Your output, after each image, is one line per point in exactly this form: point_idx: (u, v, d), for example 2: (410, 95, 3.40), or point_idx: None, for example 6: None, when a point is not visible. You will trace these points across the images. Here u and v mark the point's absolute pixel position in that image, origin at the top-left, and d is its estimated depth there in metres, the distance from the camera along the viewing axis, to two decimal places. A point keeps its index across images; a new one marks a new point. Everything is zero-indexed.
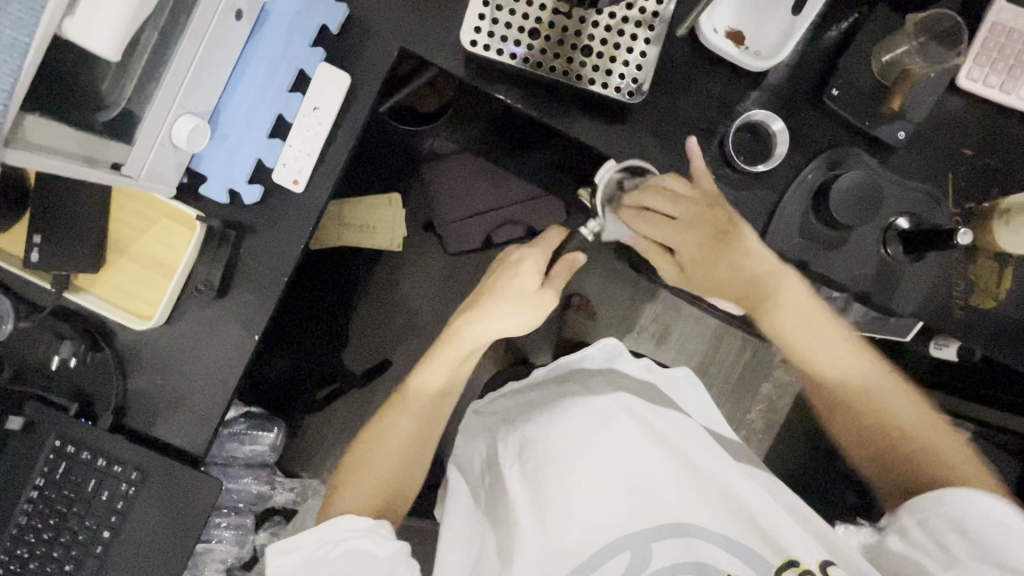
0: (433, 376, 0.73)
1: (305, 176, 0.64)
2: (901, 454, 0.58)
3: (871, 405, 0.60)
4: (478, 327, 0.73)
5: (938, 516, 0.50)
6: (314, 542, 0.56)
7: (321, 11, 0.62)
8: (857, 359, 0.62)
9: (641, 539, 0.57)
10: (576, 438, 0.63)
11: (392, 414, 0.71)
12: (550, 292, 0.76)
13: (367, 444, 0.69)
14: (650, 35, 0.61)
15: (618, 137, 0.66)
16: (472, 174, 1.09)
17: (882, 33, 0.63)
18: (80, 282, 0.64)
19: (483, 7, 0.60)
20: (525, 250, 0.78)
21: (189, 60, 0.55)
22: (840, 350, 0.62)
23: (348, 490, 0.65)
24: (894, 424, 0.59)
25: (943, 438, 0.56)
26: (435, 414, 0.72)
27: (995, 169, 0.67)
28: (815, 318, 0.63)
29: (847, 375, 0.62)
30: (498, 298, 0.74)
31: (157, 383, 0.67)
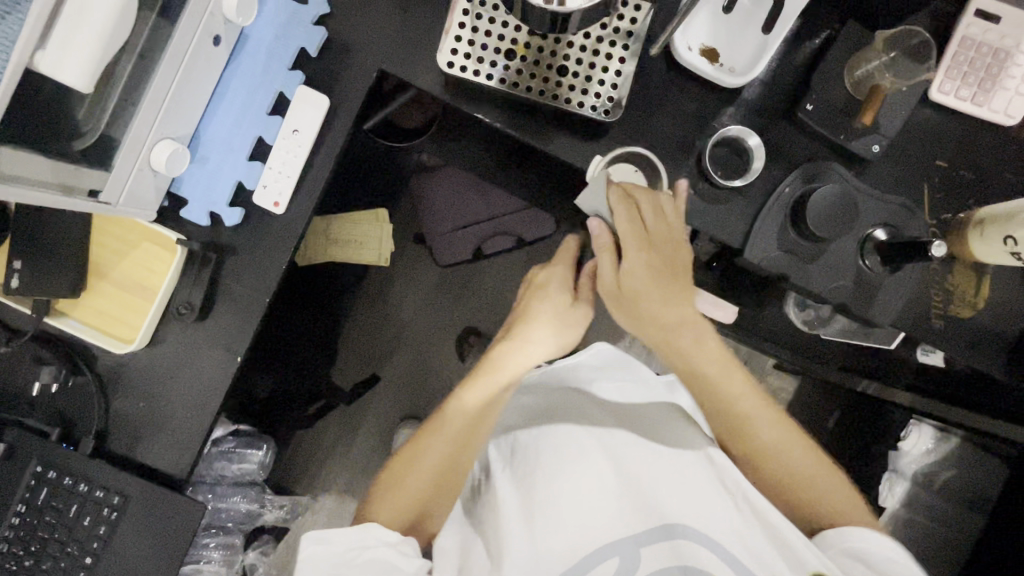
0: (469, 399, 0.65)
1: (286, 197, 0.65)
2: (793, 498, 0.61)
3: (777, 455, 0.61)
4: (519, 352, 0.68)
5: (839, 553, 0.56)
6: (342, 546, 0.55)
7: (300, 35, 0.63)
8: (767, 417, 0.62)
9: (631, 545, 0.57)
10: (571, 451, 0.66)
11: (429, 436, 0.64)
12: (586, 300, 0.71)
13: (400, 463, 0.63)
14: (625, 53, 0.62)
15: (596, 153, 0.67)
16: (461, 188, 1.08)
17: (852, 49, 0.64)
18: (61, 306, 0.64)
19: (460, 29, 0.61)
20: (549, 267, 0.73)
21: (166, 86, 0.56)
22: (742, 395, 0.62)
23: (384, 508, 0.60)
24: (790, 478, 0.60)
25: (835, 489, 0.60)
26: (477, 432, 0.65)
27: (970, 180, 0.68)
28: (733, 371, 0.62)
29: (759, 429, 0.61)
30: (538, 316, 0.70)
31: (139, 406, 0.66)
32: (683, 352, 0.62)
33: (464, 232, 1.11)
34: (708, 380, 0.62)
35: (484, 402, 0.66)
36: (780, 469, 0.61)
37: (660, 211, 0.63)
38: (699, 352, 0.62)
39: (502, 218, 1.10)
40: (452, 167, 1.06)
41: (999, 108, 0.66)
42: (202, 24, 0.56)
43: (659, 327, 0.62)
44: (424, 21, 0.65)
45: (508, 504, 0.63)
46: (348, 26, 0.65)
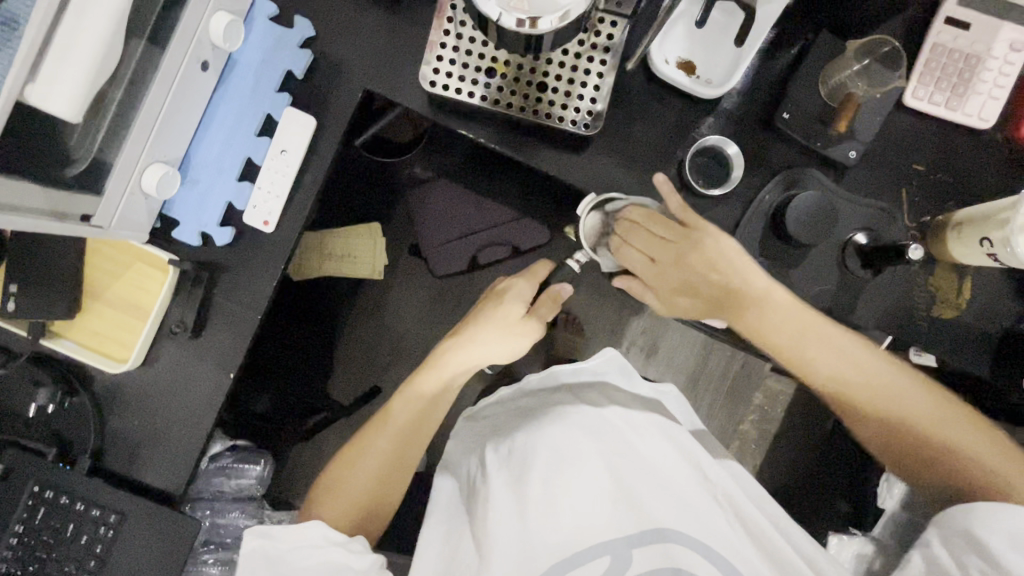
0: (412, 396, 0.74)
1: (276, 216, 0.66)
2: (927, 453, 0.59)
3: (898, 405, 0.60)
4: (463, 353, 0.76)
5: (959, 534, 0.51)
6: (290, 544, 0.60)
7: (286, 57, 0.65)
8: (887, 367, 0.61)
9: (623, 545, 0.57)
10: (569, 439, 0.63)
11: (372, 434, 0.72)
12: (533, 321, 0.78)
13: (343, 462, 0.71)
14: (603, 68, 0.63)
15: (580, 166, 0.68)
16: (452, 201, 1.10)
17: (826, 58, 0.66)
18: (56, 328, 0.65)
19: (440, 50, 0.63)
20: (513, 279, 0.82)
21: (156, 111, 0.57)
22: (845, 352, 0.62)
23: (324, 507, 0.67)
24: (908, 425, 0.59)
25: (965, 433, 0.57)
26: (413, 438, 0.73)
27: (947, 182, 0.69)
28: (812, 319, 0.62)
29: (879, 393, 0.61)
30: (483, 327, 0.77)
31: (136, 424, 0.68)
32: (765, 323, 0.64)
33: (458, 243, 1.12)
34: (791, 354, 0.64)
35: (422, 403, 0.74)
36: (911, 426, 0.59)
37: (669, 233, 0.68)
38: (788, 319, 0.63)
39: (494, 228, 1.10)
40: (446, 180, 1.09)
41: (971, 113, 0.68)
42: (189, 50, 0.58)
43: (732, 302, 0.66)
44: (407, 41, 0.66)
45: (503, 498, 0.61)
46: (334, 48, 0.67)
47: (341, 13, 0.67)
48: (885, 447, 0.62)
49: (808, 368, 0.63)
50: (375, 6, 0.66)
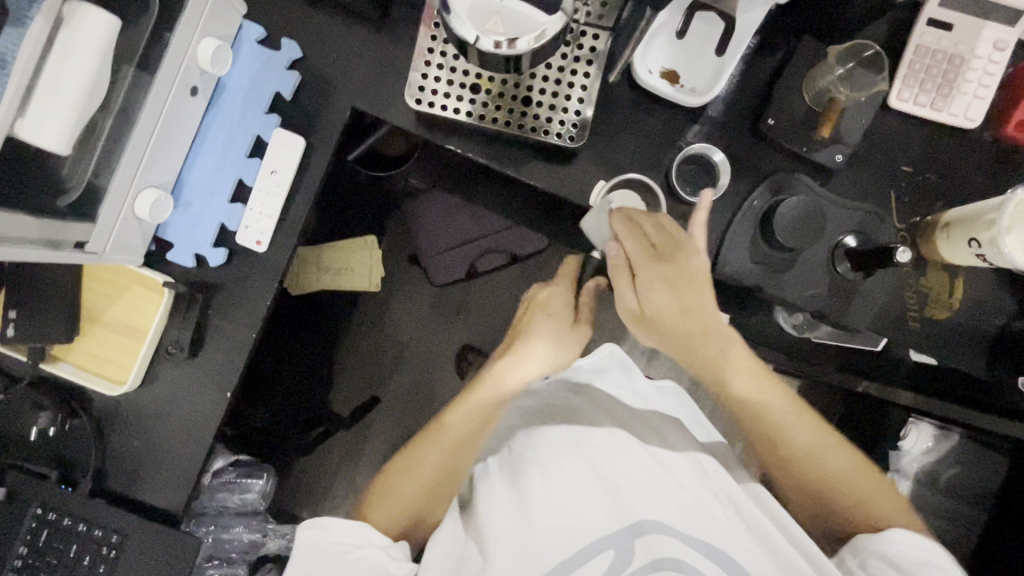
0: (476, 403, 0.72)
1: (268, 236, 0.67)
2: (842, 502, 0.63)
3: (822, 454, 0.65)
4: (522, 368, 0.74)
5: (874, 556, 0.58)
6: (339, 544, 0.60)
7: (274, 80, 0.66)
8: (801, 419, 0.66)
9: (625, 537, 0.60)
10: (565, 448, 0.69)
11: (425, 445, 0.69)
12: (584, 326, 0.77)
13: (397, 469, 0.69)
14: (586, 81, 0.64)
15: (567, 177, 0.69)
16: (448, 210, 1.10)
17: (809, 64, 0.66)
18: (56, 351, 0.66)
19: (424, 68, 0.65)
20: (548, 288, 0.80)
21: (147, 137, 0.58)
22: (778, 401, 0.66)
23: (382, 514, 0.66)
24: (831, 474, 0.64)
25: (865, 479, 0.63)
26: (467, 448, 0.70)
27: (935, 183, 0.70)
28: (751, 369, 0.66)
29: (798, 437, 0.66)
30: (539, 338, 0.75)
31: (135, 444, 0.68)
32: (722, 362, 0.66)
33: (455, 251, 1.14)
34: (738, 399, 0.67)
35: (481, 411, 0.71)
36: (816, 473, 0.65)
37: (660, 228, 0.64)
38: (738, 377, 0.66)
39: (489, 237, 1.12)
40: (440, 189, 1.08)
41: (958, 112, 0.67)
42: (178, 77, 0.59)
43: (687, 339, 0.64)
44: (393, 60, 0.67)
45: (503, 501, 0.66)
46: (320, 69, 0.68)
47: (328, 34, 0.68)
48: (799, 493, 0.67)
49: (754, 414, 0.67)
50: (361, 25, 0.67)
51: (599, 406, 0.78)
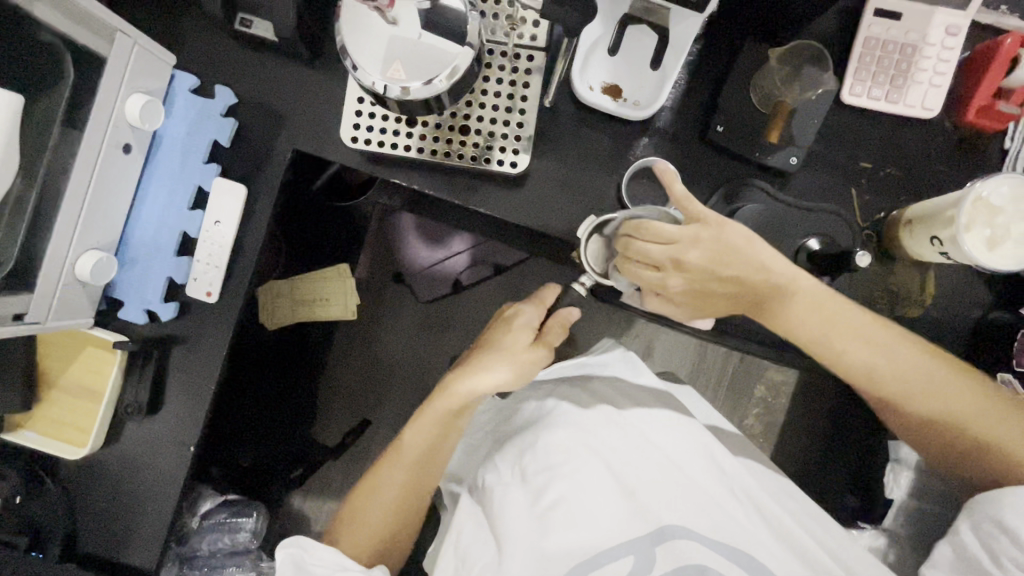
0: (433, 416, 0.68)
1: (218, 286, 0.66)
2: (964, 447, 0.57)
3: (937, 389, 0.56)
4: (470, 386, 0.67)
5: (989, 520, 0.51)
6: (319, 566, 0.58)
7: (211, 127, 0.65)
8: (896, 351, 0.57)
9: (645, 544, 0.57)
10: (577, 443, 0.63)
11: (387, 463, 0.68)
12: (541, 346, 0.70)
13: (363, 490, 0.68)
14: (523, 107, 0.64)
15: (519, 201, 0.66)
16: (428, 228, 1.13)
17: (754, 66, 0.64)
18: (17, 419, 0.66)
19: (359, 105, 0.64)
20: (520, 304, 0.75)
21: (80, 199, 0.57)
22: (874, 344, 0.57)
23: (349, 537, 0.65)
24: (962, 418, 0.56)
25: (984, 415, 0.55)
26: (429, 464, 0.68)
27: (897, 177, 0.67)
28: (844, 312, 0.58)
29: (895, 373, 0.57)
30: (490, 353, 0.69)
31: (103, 505, 0.68)
32: (779, 315, 0.58)
33: (441, 267, 1.15)
34: (811, 343, 0.59)
35: (440, 425, 0.68)
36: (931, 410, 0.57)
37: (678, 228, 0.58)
38: (808, 317, 0.58)
39: (473, 248, 1.13)
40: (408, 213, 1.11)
41: (914, 103, 0.65)
42: (108, 136, 0.58)
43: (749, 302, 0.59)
44: (330, 97, 0.66)
45: (512, 499, 0.61)
46: (258, 113, 0.67)
47: (262, 76, 0.66)
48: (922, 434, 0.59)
49: (834, 358, 0.59)
50: (294, 64, 0.66)
51: (608, 393, 0.70)
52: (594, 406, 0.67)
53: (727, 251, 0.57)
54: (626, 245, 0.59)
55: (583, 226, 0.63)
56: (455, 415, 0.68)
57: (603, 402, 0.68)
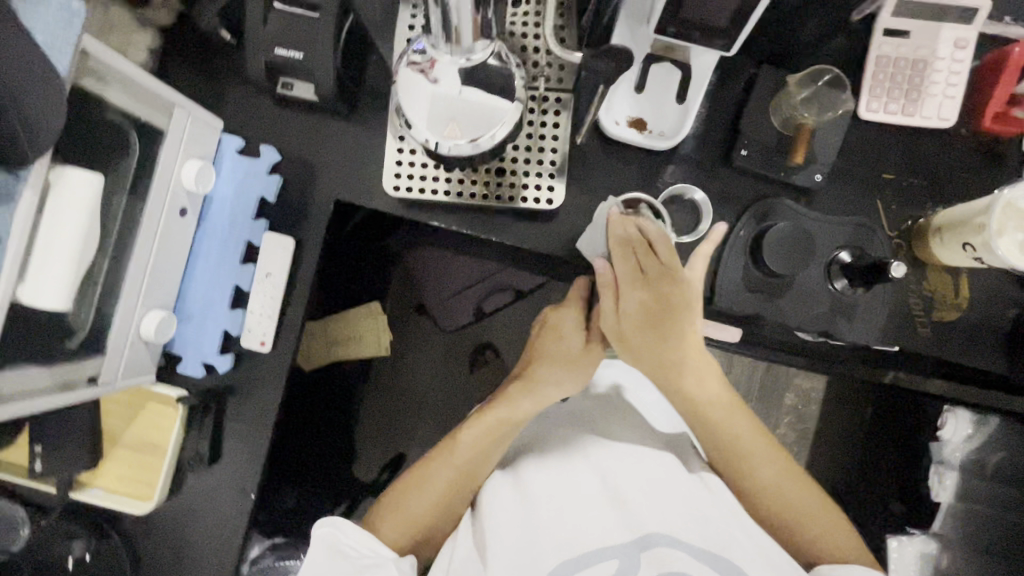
0: (494, 420, 0.68)
1: (271, 336, 0.69)
2: (782, 539, 0.63)
3: (779, 498, 0.63)
4: (532, 390, 0.70)
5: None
6: (354, 549, 0.58)
7: (257, 185, 0.69)
8: (763, 446, 0.64)
9: (632, 550, 0.57)
10: (570, 457, 0.67)
11: (438, 461, 0.67)
12: (597, 348, 0.72)
13: (402, 486, 0.67)
14: (555, 145, 0.66)
15: (554, 234, 0.69)
16: (446, 259, 1.13)
17: (772, 91, 0.67)
18: (83, 478, 0.68)
19: (398, 155, 0.67)
20: (559, 309, 0.74)
21: (144, 263, 0.60)
22: (776, 461, 0.64)
23: (386, 528, 0.64)
24: (798, 522, 0.62)
25: (822, 508, 0.62)
26: (480, 467, 0.67)
27: (920, 185, 0.69)
28: (759, 439, 0.64)
29: (761, 467, 0.63)
30: (548, 364, 0.71)
31: (169, 557, 0.70)
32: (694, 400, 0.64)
33: (461, 296, 1.15)
34: (736, 444, 0.64)
35: (496, 431, 0.68)
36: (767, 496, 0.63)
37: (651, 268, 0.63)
38: (714, 400, 0.65)
39: (489, 277, 1.12)
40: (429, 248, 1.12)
41: (931, 114, 0.67)
42: (167, 202, 0.61)
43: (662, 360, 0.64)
44: (369, 148, 0.69)
45: (507, 500, 0.63)
46: (300, 169, 0.70)
47: (303, 133, 0.70)
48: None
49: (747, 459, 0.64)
50: (333, 120, 0.70)
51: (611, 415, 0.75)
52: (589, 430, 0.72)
53: (671, 304, 0.64)
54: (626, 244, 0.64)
55: (614, 199, 0.66)
56: (510, 424, 0.68)
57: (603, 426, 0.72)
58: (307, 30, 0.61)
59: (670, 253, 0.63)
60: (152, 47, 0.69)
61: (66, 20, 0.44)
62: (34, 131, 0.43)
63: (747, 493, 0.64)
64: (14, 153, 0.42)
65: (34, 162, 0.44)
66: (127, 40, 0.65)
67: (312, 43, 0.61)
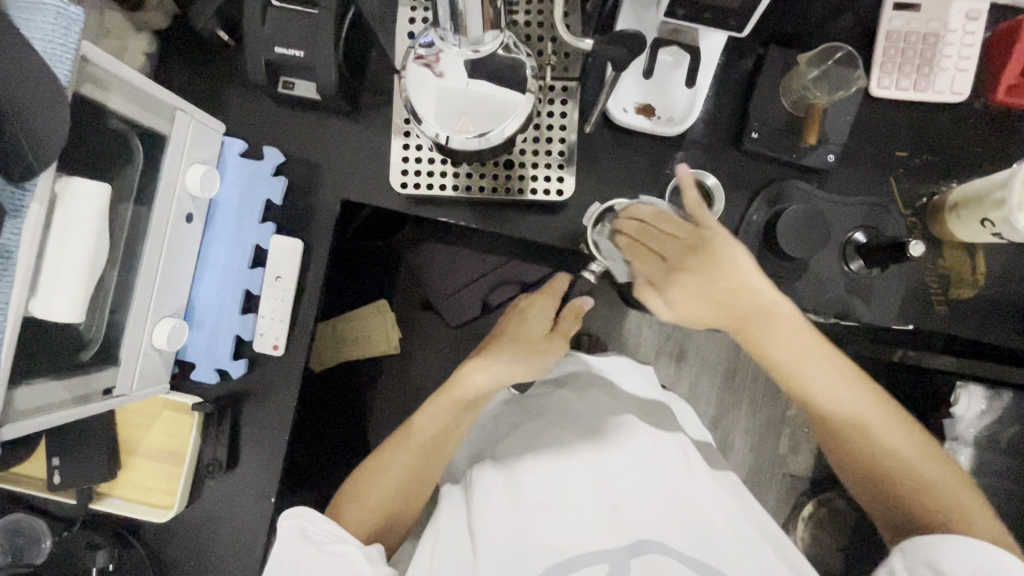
0: (447, 402, 0.69)
1: (284, 339, 0.68)
2: (893, 489, 0.58)
3: (880, 447, 0.58)
4: (486, 366, 0.70)
5: (924, 562, 0.51)
6: (322, 535, 0.57)
7: (263, 188, 0.68)
8: (858, 386, 0.59)
9: (622, 556, 0.57)
10: (566, 456, 0.66)
11: (395, 447, 0.68)
12: (557, 339, 0.75)
13: (369, 471, 0.67)
14: (564, 135, 0.65)
15: (565, 226, 0.68)
16: (450, 253, 1.02)
17: (782, 72, 0.66)
18: (102, 489, 0.68)
19: (405, 152, 0.66)
20: (533, 295, 0.79)
21: (153, 271, 0.60)
22: (873, 406, 0.59)
23: (349, 516, 0.64)
24: (902, 469, 0.57)
25: (930, 463, 0.57)
26: (437, 451, 0.68)
27: (934, 162, 0.68)
28: (857, 382, 0.59)
29: (857, 409, 0.59)
30: (508, 343, 0.74)
31: (192, 563, 0.70)
32: (766, 344, 0.59)
33: (469, 291, 1.05)
34: (812, 390, 0.60)
35: (453, 410, 0.69)
36: (870, 445, 0.59)
37: (677, 229, 0.60)
38: (792, 352, 0.59)
39: (497, 270, 1.03)
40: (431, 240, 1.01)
41: (943, 89, 0.66)
42: (173, 208, 0.60)
43: (747, 311, 0.58)
44: (373, 145, 0.68)
45: (501, 501, 0.62)
46: (305, 169, 0.69)
47: (306, 133, 0.69)
48: (870, 495, 0.60)
49: (825, 404, 0.60)
50: (336, 118, 0.69)
51: (595, 402, 0.74)
52: (585, 427, 0.69)
53: (713, 261, 0.58)
54: (639, 229, 0.61)
55: (590, 215, 0.66)
56: (466, 399, 0.70)
57: (599, 423, 0.69)
58: (307, 27, 0.60)
59: (680, 227, 0.60)
60: (150, 51, 0.68)
61: (64, 26, 0.43)
62: (38, 141, 0.42)
63: (844, 440, 0.60)
64: (19, 165, 0.42)
65: (40, 173, 0.43)
66: (124, 44, 0.64)
67: (312, 40, 0.60)
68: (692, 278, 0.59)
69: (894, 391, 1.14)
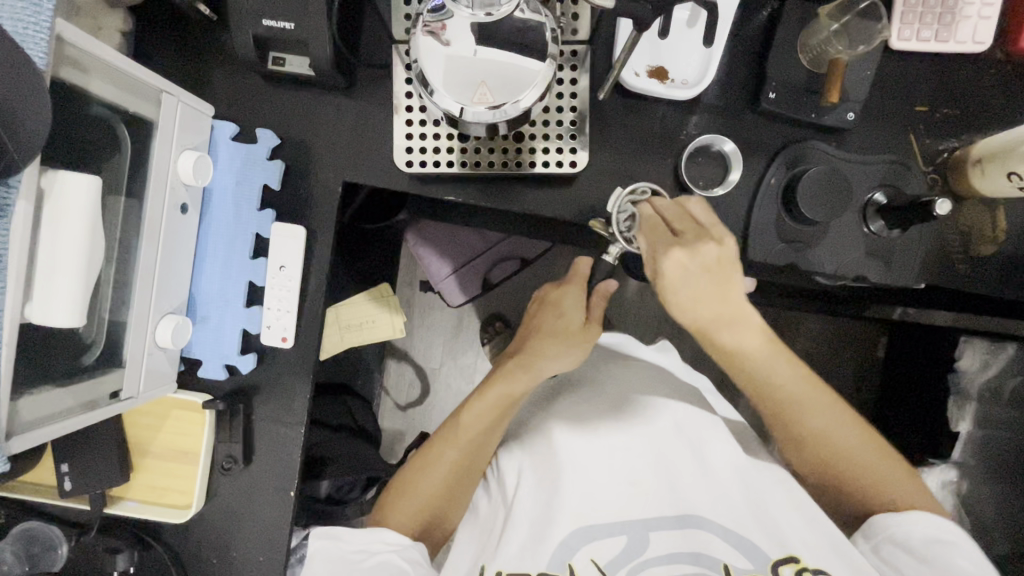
0: (495, 397, 0.68)
1: (292, 330, 0.66)
2: (846, 486, 0.61)
3: (833, 451, 0.61)
4: (535, 369, 0.68)
5: (887, 540, 0.56)
6: (358, 551, 0.57)
7: (259, 173, 0.64)
8: (817, 392, 0.61)
9: (641, 529, 0.58)
10: (584, 433, 0.64)
11: (441, 443, 0.67)
12: (595, 325, 0.71)
13: (415, 467, 0.67)
14: (575, 101, 0.62)
15: (578, 199, 0.65)
16: (449, 232, 0.99)
17: (799, 25, 0.63)
18: (115, 492, 0.66)
19: (408, 128, 0.62)
20: (561, 287, 0.74)
21: (152, 264, 0.57)
22: (830, 413, 0.61)
23: (394, 515, 0.64)
24: (851, 471, 0.60)
25: (883, 466, 0.60)
26: (485, 441, 0.67)
27: (954, 115, 0.66)
28: (808, 386, 0.61)
29: (811, 418, 0.61)
30: (547, 341, 0.70)
31: (213, 561, 0.68)
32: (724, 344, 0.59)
33: (467, 269, 1.01)
34: (768, 396, 0.61)
35: (497, 408, 0.67)
36: (828, 448, 0.61)
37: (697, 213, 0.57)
38: (751, 349, 0.59)
39: (495, 247, 1.00)
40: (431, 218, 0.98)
41: (965, 38, 0.63)
42: (167, 198, 0.57)
43: (711, 321, 0.57)
44: (372, 122, 0.64)
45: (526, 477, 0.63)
46: (301, 151, 0.65)
47: (299, 113, 0.65)
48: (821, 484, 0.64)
49: (787, 408, 0.61)
50: (330, 96, 0.64)
51: (620, 381, 0.71)
52: (606, 405, 0.67)
53: (722, 261, 0.55)
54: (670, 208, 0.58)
55: (614, 197, 0.62)
56: (512, 399, 0.68)
57: (626, 400, 0.67)
58: None
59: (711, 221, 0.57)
60: (124, 29, 0.63)
61: (34, 2, 0.39)
62: (17, 133, 0.38)
63: (797, 441, 0.62)
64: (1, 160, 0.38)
65: (24, 167, 0.40)
66: (98, 23, 0.59)
67: (303, 11, 0.55)
68: (688, 261, 0.54)
69: (898, 349, 1.14)
